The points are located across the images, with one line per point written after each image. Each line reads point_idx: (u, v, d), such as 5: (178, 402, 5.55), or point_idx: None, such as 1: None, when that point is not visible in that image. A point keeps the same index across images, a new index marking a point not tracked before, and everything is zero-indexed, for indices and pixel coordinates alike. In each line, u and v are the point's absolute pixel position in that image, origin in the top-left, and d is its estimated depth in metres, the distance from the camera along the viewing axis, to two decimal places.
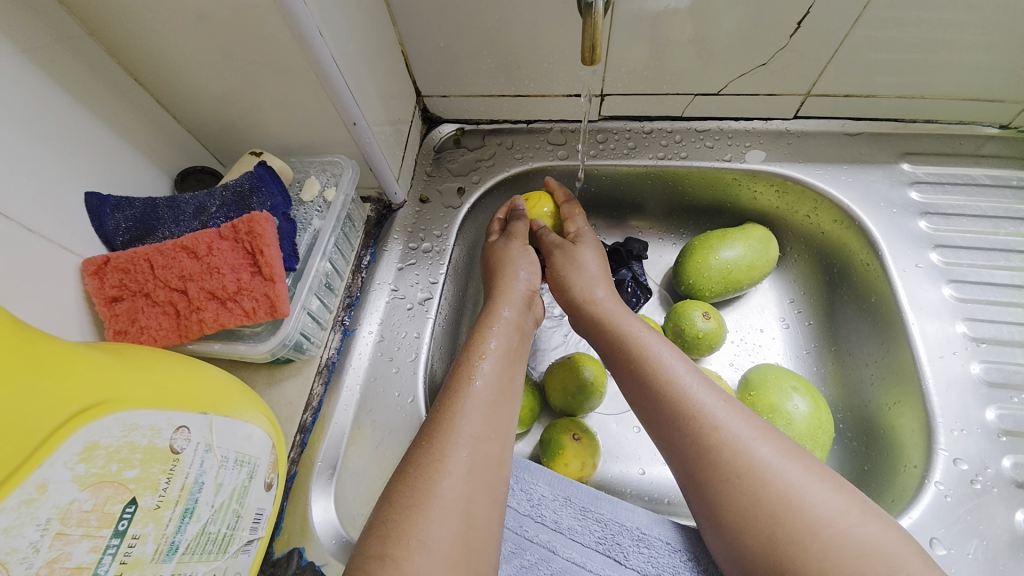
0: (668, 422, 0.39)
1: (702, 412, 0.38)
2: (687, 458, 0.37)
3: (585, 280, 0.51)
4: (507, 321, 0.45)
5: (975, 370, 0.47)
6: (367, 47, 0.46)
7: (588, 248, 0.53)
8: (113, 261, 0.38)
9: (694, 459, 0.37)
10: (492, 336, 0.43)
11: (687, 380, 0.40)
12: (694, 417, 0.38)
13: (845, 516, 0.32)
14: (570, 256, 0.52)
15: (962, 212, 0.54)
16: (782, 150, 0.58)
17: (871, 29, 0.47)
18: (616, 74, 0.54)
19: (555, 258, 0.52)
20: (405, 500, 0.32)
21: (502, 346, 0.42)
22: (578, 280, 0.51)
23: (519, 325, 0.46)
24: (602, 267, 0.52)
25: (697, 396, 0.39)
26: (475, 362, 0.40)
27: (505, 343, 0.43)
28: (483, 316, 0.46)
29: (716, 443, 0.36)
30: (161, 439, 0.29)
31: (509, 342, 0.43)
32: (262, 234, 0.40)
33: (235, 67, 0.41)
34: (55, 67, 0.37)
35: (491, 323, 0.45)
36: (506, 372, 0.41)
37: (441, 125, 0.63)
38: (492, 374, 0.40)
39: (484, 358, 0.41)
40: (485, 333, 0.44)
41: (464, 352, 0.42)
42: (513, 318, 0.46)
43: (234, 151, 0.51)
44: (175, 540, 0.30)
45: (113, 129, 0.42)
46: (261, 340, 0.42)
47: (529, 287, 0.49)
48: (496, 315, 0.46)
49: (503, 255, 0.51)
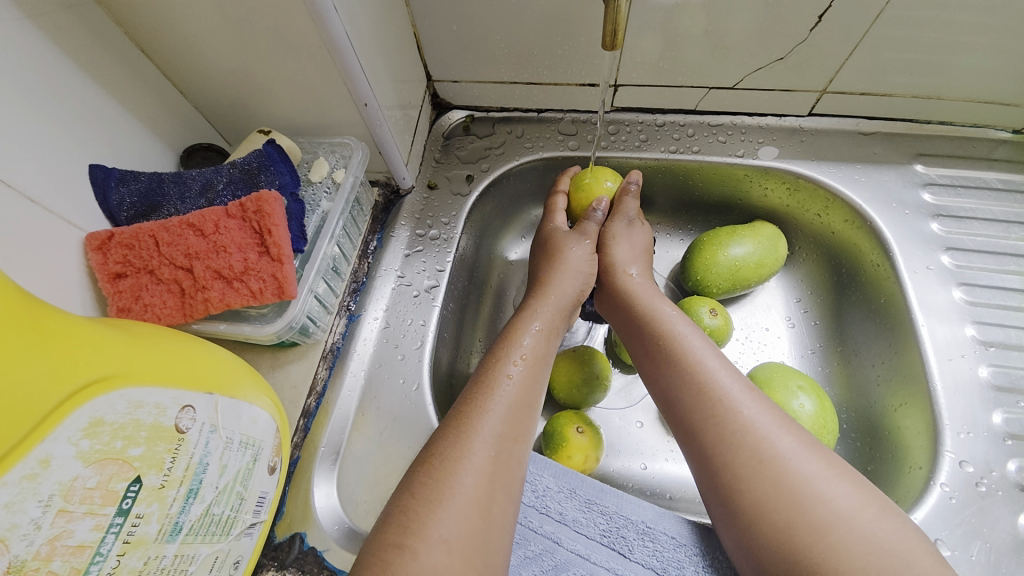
0: (688, 409, 0.39)
1: (726, 396, 0.37)
2: (705, 448, 0.37)
3: (632, 254, 0.51)
4: (544, 322, 0.44)
5: (982, 374, 0.47)
6: (380, 26, 0.45)
7: (645, 228, 0.53)
8: (118, 236, 0.37)
9: (712, 448, 0.36)
10: (528, 335, 0.43)
11: (712, 364, 0.40)
12: (716, 405, 0.37)
13: (862, 512, 0.32)
14: (630, 232, 0.52)
15: (974, 215, 0.54)
16: (795, 147, 0.57)
17: (891, 27, 0.46)
18: (631, 65, 0.53)
19: (615, 227, 0.52)
20: (426, 492, 0.31)
21: (536, 348, 0.42)
22: (625, 252, 0.51)
23: (557, 329, 0.46)
24: (647, 249, 0.52)
25: (722, 382, 0.38)
26: (509, 362, 0.40)
27: (540, 345, 0.42)
28: (519, 314, 0.46)
29: (737, 431, 0.36)
30: (167, 417, 0.29)
31: (545, 346, 0.43)
32: (271, 214, 0.39)
33: (245, 42, 0.40)
34: (60, 34, 0.36)
35: (529, 322, 0.44)
36: (539, 379, 0.40)
37: (451, 112, 0.62)
38: (525, 377, 0.39)
39: (520, 360, 0.40)
40: (522, 331, 0.43)
41: (499, 349, 0.41)
42: (554, 318, 0.46)
43: (241, 130, 0.50)
44: (179, 520, 0.29)
45: (118, 101, 0.41)
46: (267, 321, 0.41)
47: (579, 289, 0.49)
48: (535, 313, 0.45)
49: (564, 253, 0.50)
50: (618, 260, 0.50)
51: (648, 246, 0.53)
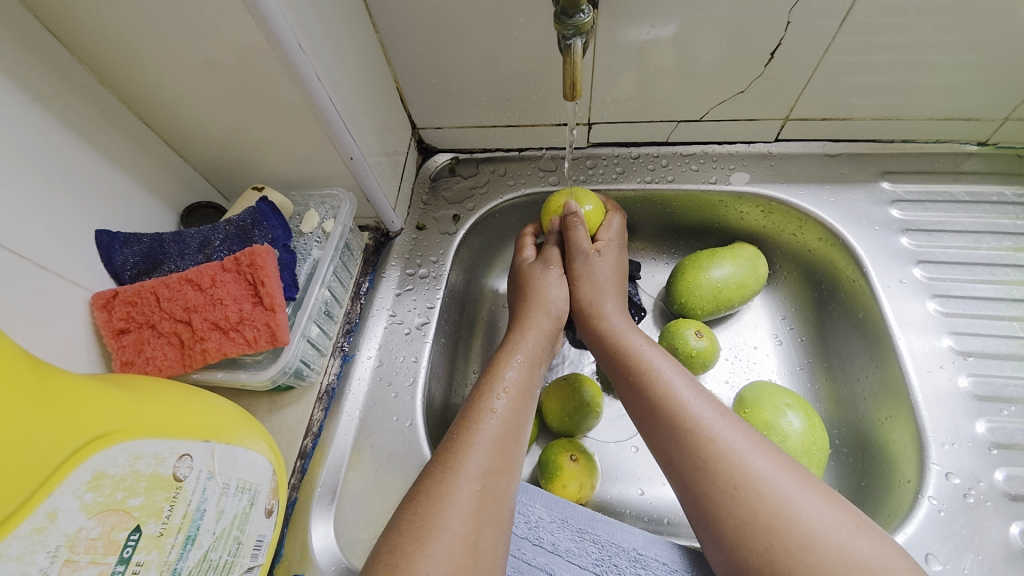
0: (666, 435, 0.40)
1: (700, 425, 0.38)
2: (684, 470, 0.38)
3: (597, 293, 0.51)
4: (526, 352, 0.46)
5: (962, 384, 0.48)
6: (363, 84, 0.48)
7: (606, 258, 0.53)
8: (121, 294, 0.40)
9: (691, 471, 0.37)
10: (511, 366, 0.44)
11: (685, 395, 0.41)
12: (693, 431, 0.38)
13: (840, 531, 0.33)
14: (590, 267, 0.52)
15: (944, 228, 0.55)
16: (766, 171, 0.59)
17: (843, 57, 0.49)
18: (602, 104, 0.56)
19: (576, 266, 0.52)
20: (413, 531, 0.33)
21: (520, 381, 0.43)
22: (590, 293, 0.51)
23: (539, 356, 0.47)
24: (615, 279, 0.53)
25: (696, 410, 0.39)
26: (492, 395, 0.41)
27: (523, 375, 0.44)
28: (502, 347, 0.48)
29: (713, 456, 0.37)
30: (165, 467, 0.31)
31: (528, 376, 0.44)
32: (264, 266, 0.42)
33: (236, 108, 0.43)
34: (67, 112, 0.39)
35: (512, 353, 0.46)
36: (522, 409, 0.42)
37: (436, 155, 0.65)
38: (508, 410, 0.41)
39: (503, 393, 0.42)
40: (504, 363, 0.45)
41: (482, 383, 0.43)
42: (536, 348, 0.47)
43: (238, 186, 0.53)
44: (177, 567, 0.31)
45: (123, 169, 0.44)
46: (262, 367, 0.43)
47: (556, 322, 0.50)
48: (518, 345, 0.47)
49: (536, 285, 0.52)
50: (589, 304, 0.51)
51: (615, 276, 0.53)
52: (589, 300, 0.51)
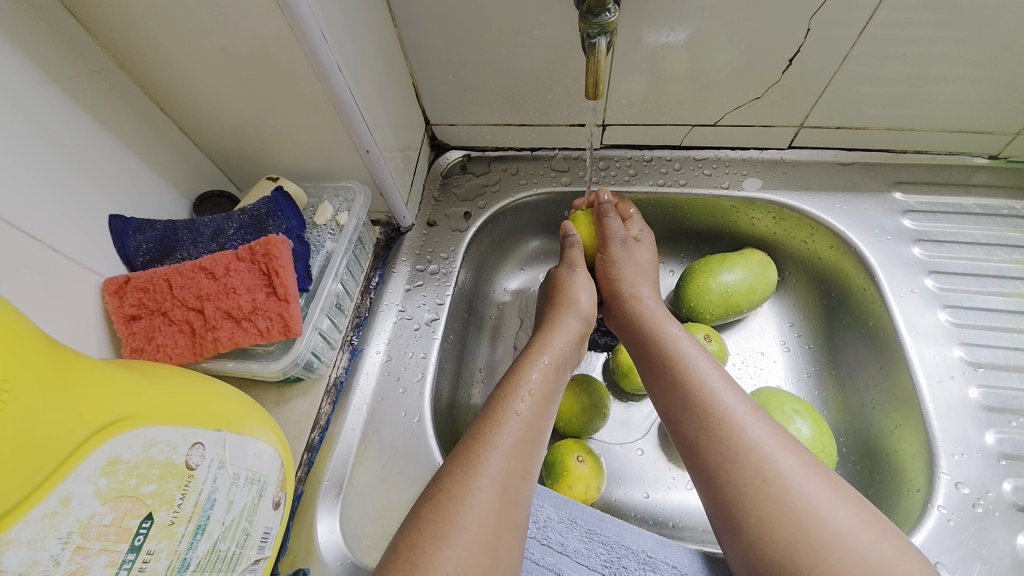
0: (693, 423, 0.40)
1: (731, 417, 0.38)
2: (710, 458, 0.38)
3: (637, 277, 0.52)
4: (554, 357, 0.46)
5: (972, 395, 0.48)
6: (380, 77, 0.48)
7: (643, 246, 0.53)
8: (134, 280, 0.39)
9: (717, 459, 0.37)
10: (537, 369, 0.44)
11: (717, 386, 0.41)
12: (722, 422, 0.38)
13: (864, 533, 0.33)
14: (628, 253, 0.52)
15: (955, 239, 0.56)
16: (778, 178, 0.60)
17: (860, 66, 0.49)
18: (617, 105, 0.56)
19: (615, 252, 0.52)
20: (432, 529, 0.32)
21: (544, 383, 0.43)
22: (631, 276, 0.52)
23: (565, 361, 0.47)
24: (652, 266, 0.53)
25: (727, 401, 0.39)
26: (518, 398, 0.41)
27: (548, 379, 0.44)
28: (528, 349, 0.47)
29: (742, 448, 0.37)
30: (178, 454, 0.30)
31: (553, 380, 0.44)
32: (279, 256, 0.41)
33: (254, 97, 0.43)
34: (84, 94, 0.39)
35: (538, 356, 0.46)
36: (545, 414, 0.42)
37: (448, 152, 0.65)
38: (532, 414, 0.40)
39: (528, 396, 0.41)
40: (529, 365, 0.45)
41: (506, 384, 0.43)
42: (563, 353, 0.47)
43: (251, 176, 0.53)
44: (186, 557, 0.30)
45: (137, 154, 0.44)
46: (273, 358, 0.43)
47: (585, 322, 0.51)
48: (546, 347, 0.47)
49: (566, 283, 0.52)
50: (628, 287, 0.52)
51: (651, 264, 0.53)
52: (628, 282, 0.52)
